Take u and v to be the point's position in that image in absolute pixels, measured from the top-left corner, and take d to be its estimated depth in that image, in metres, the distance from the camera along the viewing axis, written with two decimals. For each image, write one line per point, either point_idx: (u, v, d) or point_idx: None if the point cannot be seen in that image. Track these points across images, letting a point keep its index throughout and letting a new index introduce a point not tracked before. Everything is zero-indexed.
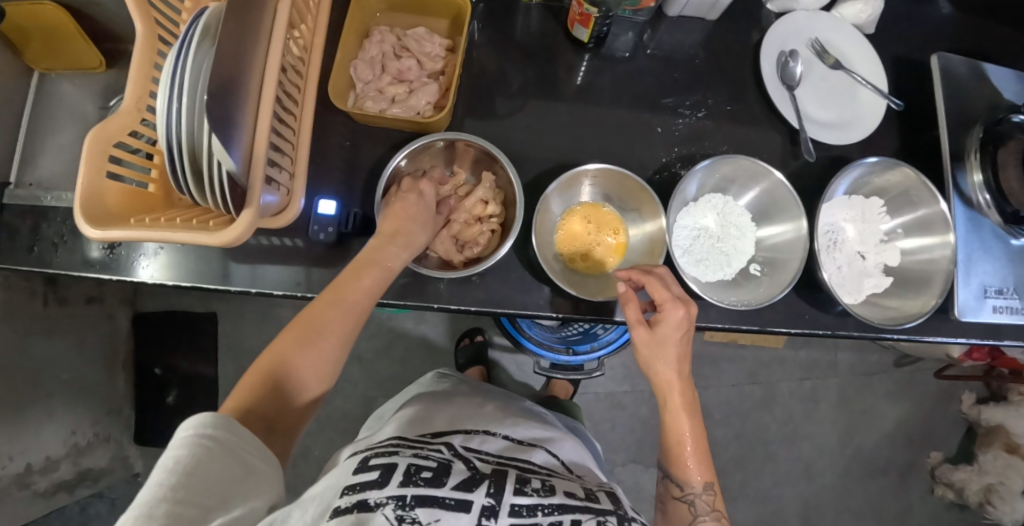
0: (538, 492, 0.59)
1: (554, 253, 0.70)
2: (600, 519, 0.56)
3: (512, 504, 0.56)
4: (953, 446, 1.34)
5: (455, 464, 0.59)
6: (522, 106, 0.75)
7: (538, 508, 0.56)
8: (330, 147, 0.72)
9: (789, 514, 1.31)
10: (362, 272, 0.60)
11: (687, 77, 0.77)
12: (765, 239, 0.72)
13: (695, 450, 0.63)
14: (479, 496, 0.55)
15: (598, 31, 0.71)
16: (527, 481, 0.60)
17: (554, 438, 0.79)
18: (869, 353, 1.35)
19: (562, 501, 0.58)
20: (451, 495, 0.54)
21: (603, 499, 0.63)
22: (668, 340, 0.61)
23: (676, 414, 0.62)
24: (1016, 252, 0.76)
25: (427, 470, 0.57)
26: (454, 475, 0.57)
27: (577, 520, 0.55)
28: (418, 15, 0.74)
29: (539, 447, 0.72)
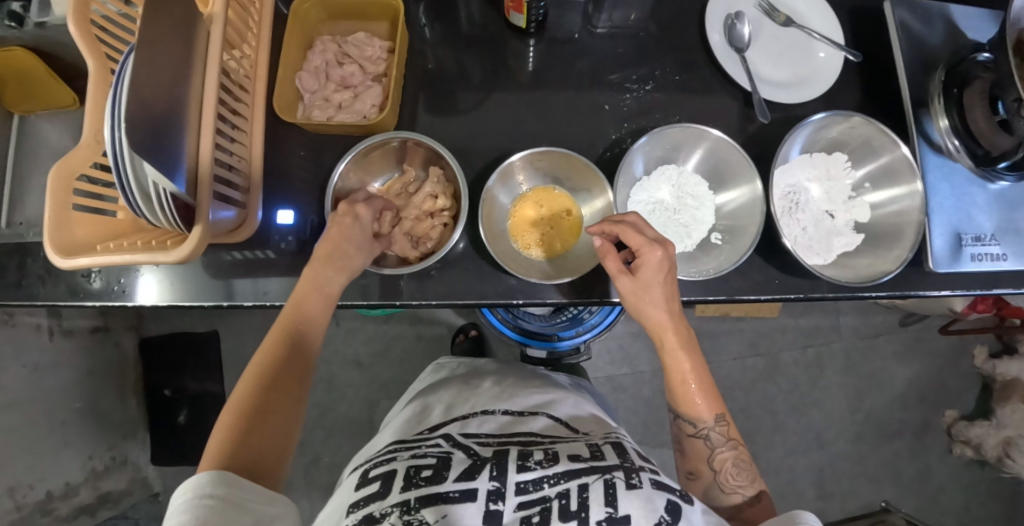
0: (541, 463, 0.59)
1: (510, 241, 0.71)
2: (608, 477, 0.57)
3: (518, 481, 0.57)
4: (968, 402, 1.31)
5: (454, 455, 0.61)
6: (471, 98, 0.76)
7: (544, 479, 0.57)
8: (286, 158, 0.74)
9: (804, 484, 1.30)
10: (304, 301, 0.61)
11: (633, 51, 0.76)
12: (723, 206, 0.71)
13: (700, 386, 0.64)
14: (484, 481, 0.57)
15: (534, 15, 0.71)
16: (529, 455, 0.61)
17: (557, 399, 0.79)
18: (872, 315, 1.32)
19: (566, 467, 0.59)
20: (454, 487, 0.56)
21: (609, 453, 0.63)
22: (653, 283, 0.61)
23: (673, 355, 0.63)
24: (994, 196, 0.74)
25: (426, 468, 0.59)
26: (454, 467, 0.59)
27: (584, 484, 0.56)
28: (359, 20, 0.75)
29: (541, 414, 0.73)
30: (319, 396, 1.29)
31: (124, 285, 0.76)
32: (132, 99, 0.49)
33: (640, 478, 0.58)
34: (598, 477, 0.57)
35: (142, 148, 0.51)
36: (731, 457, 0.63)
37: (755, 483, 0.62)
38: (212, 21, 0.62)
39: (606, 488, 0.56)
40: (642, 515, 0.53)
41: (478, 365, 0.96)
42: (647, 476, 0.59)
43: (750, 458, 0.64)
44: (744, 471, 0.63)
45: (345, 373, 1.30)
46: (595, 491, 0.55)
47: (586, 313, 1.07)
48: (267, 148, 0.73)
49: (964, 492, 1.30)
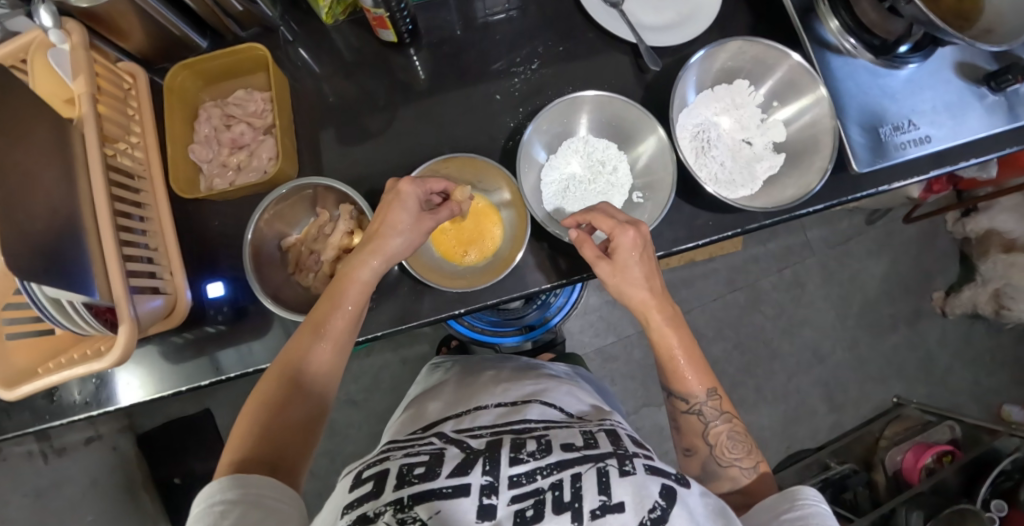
0: (534, 454, 0.51)
1: (451, 262, 0.70)
2: (601, 465, 0.49)
3: (509, 475, 0.48)
4: (951, 277, 1.32)
5: (447, 451, 0.53)
6: (368, 124, 0.75)
7: (537, 471, 0.49)
8: (202, 231, 0.73)
9: (814, 400, 1.31)
10: (316, 335, 0.58)
11: (512, 35, 0.76)
12: (631, 162, 0.71)
13: (689, 361, 0.62)
14: (476, 476, 0.48)
15: (403, 26, 0.71)
16: (521, 445, 0.52)
17: (554, 391, 0.71)
18: (838, 221, 1.33)
19: (559, 457, 0.50)
20: (448, 483, 0.47)
21: (602, 441, 0.55)
22: (630, 263, 0.59)
23: (661, 332, 0.61)
24: (905, 82, 0.73)
25: (419, 465, 0.51)
26: (448, 462, 0.51)
27: (577, 474, 0.48)
28: (233, 77, 0.75)
29: (535, 402, 0.65)
30: (325, 443, 1.28)
31: (82, 396, 0.74)
32: (13, 230, 0.50)
33: (634, 465, 0.49)
34: (589, 465, 0.49)
35: (36, 273, 0.51)
36: (725, 430, 0.61)
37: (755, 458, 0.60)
38: (83, 124, 0.62)
39: (598, 477, 0.47)
40: (636, 500, 0.45)
41: (470, 363, 0.87)
42: (640, 461, 0.50)
43: (747, 430, 0.61)
44: (740, 443, 0.60)
45: (344, 416, 1.29)
46: (588, 480, 0.47)
47: (552, 296, 1.08)
48: (180, 226, 0.73)
49: (970, 365, 1.31)
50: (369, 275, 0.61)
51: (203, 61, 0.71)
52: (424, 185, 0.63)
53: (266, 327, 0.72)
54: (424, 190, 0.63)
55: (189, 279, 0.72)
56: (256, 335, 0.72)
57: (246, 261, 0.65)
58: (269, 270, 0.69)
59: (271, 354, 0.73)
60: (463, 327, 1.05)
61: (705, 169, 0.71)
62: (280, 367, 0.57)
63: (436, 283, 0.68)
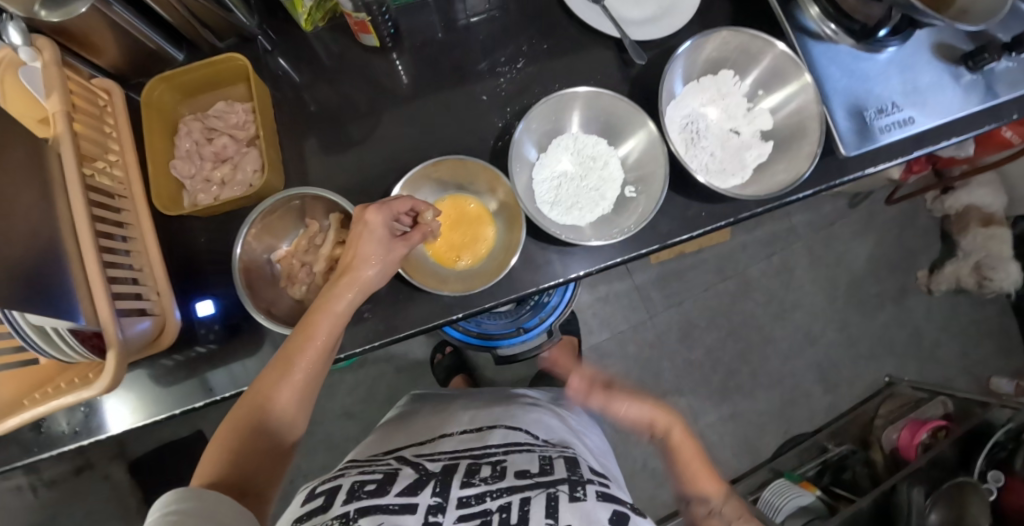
0: (485, 480, 0.58)
1: (445, 268, 0.69)
2: (550, 490, 0.55)
3: (459, 497, 0.56)
4: (933, 254, 1.34)
5: (402, 471, 0.60)
6: (354, 130, 0.74)
7: (485, 494, 0.56)
8: (189, 247, 0.71)
9: (808, 383, 1.32)
10: (289, 367, 0.57)
11: (494, 34, 0.75)
12: (622, 156, 0.70)
13: (698, 473, 0.66)
14: (425, 497, 0.55)
15: (384, 30, 0.70)
16: (474, 471, 0.60)
17: (523, 416, 0.74)
18: (822, 206, 1.34)
19: (510, 482, 0.57)
20: (395, 501, 0.54)
21: (558, 465, 0.61)
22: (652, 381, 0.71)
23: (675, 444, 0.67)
24: (886, 65, 0.74)
25: (369, 483, 0.57)
26: (399, 482, 0.57)
27: (526, 497, 0.54)
28: (213, 89, 0.73)
29: (500, 427, 0.70)
30: (323, 458, 1.26)
31: (71, 425, 0.71)
32: None
33: (585, 491, 0.56)
34: (539, 491, 0.55)
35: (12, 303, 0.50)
36: None
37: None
38: (59, 144, 0.60)
39: (547, 502, 0.54)
40: None
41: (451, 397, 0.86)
42: (593, 488, 0.57)
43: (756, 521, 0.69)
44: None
45: (341, 428, 1.27)
46: (535, 504, 0.53)
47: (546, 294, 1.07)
48: (166, 243, 0.71)
49: (957, 339, 1.34)
50: (344, 306, 0.59)
51: (181, 73, 0.69)
52: (391, 209, 0.60)
53: (259, 343, 0.71)
54: (392, 213, 0.61)
55: (177, 299, 0.70)
56: (250, 353, 0.71)
57: (235, 277, 0.63)
58: (261, 284, 0.68)
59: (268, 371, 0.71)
60: (457, 332, 1.05)
61: (696, 160, 0.72)
62: (254, 393, 0.56)
63: (432, 289, 0.66)
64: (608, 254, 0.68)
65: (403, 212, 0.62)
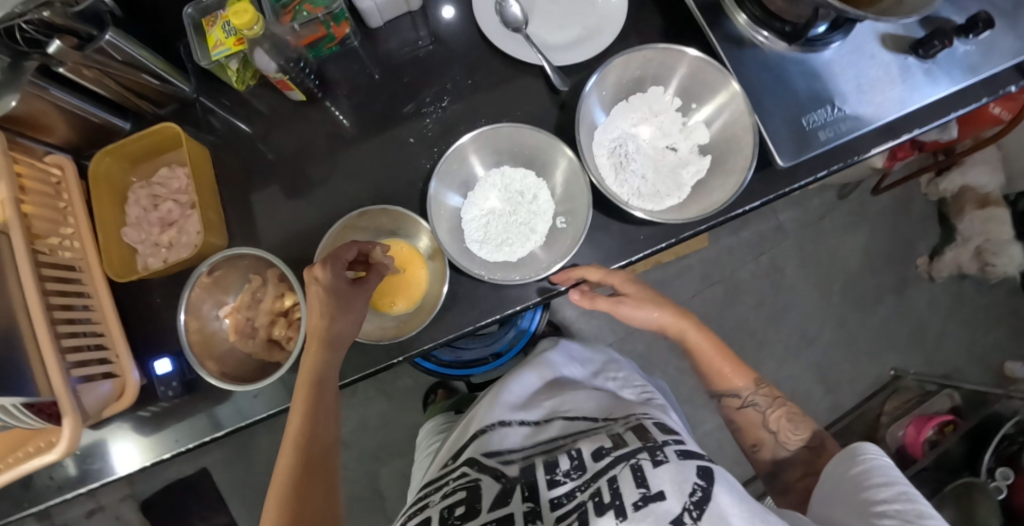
0: (569, 475, 0.62)
1: (383, 314, 0.70)
2: (634, 462, 0.58)
3: (550, 499, 0.59)
4: (933, 240, 1.28)
5: (484, 482, 0.63)
6: (294, 182, 0.76)
7: (575, 490, 0.59)
8: (143, 309, 0.75)
9: (807, 385, 1.28)
10: (307, 426, 0.57)
11: (420, 74, 0.76)
12: (552, 186, 0.71)
13: (725, 362, 0.74)
14: (518, 504, 0.59)
15: (308, 83, 0.73)
16: (555, 468, 0.63)
17: (575, 396, 0.77)
18: (809, 200, 1.30)
19: (593, 470, 0.60)
20: (488, 517, 0.58)
21: (630, 437, 0.64)
22: (644, 296, 0.72)
23: (694, 342, 0.74)
24: (823, 65, 0.71)
25: (458, 505, 0.60)
26: (485, 497, 0.61)
27: (613, 476, 0.57)
28: (157, 156, 0.76)
29: (557, 418, 0.73)
30: None
31: (56, 480, 0.74)
32: None
33: (665, 453, 0.59)
34: (621, 465, 0.58)
35: None
36: (782, 413, 0.72)
37: (820, 445, 0.70)
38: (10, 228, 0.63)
39: (634, 473, 0.56)
40: (675, 486, 0.53)
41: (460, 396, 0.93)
42: (671, 449, 0.60)
43: (800, 411, 0.73)
44: (801, 422, 0.71)
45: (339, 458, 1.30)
46: (624, 477, 0.56)
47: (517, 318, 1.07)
48: (123, 307, 0.74)
49: (966, 327, 1.27)
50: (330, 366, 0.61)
51: (123, 145, 0.73)
52: (338, 259, 0.61)
53: (215, 396, 0.73)
54: (341, 263, 0.61)
55: (135, 360, 0.73)
56: (210, 405, 0.73)
57: (182, 340, 0.66)
58: (211, 341, 0.71)
59: (228, 421, 0.74)
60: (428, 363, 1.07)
61: (626, 184, 0.70)
62: (288, 466, 0.55)
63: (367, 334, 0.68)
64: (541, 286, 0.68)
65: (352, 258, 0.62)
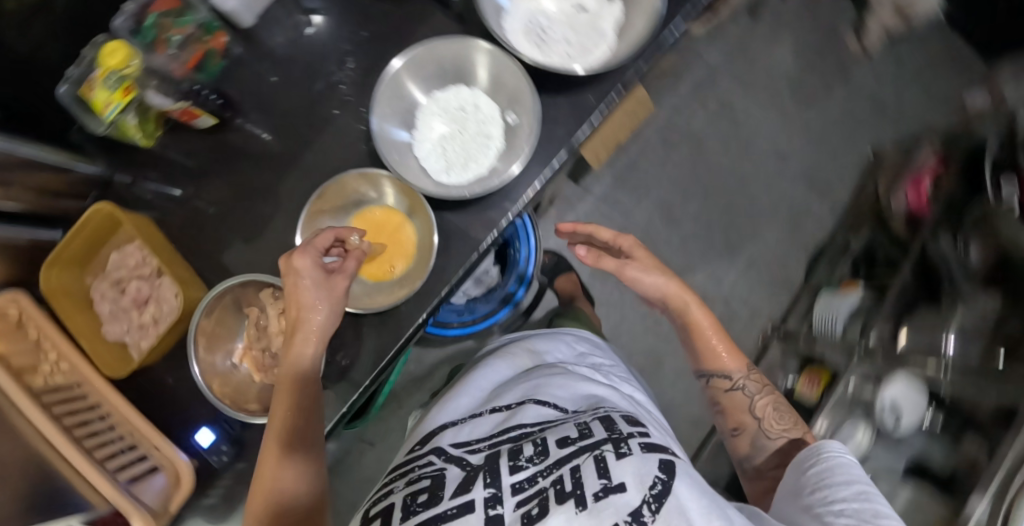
0: (532, 459, 0.57)
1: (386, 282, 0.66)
2: (597, 453, 0.55)
3: (512, 483, 0.55)
4: (850, 18, 1.31)
5: (449, 472, 0.59)
6: (248, 208, 0.74)
7: (536, 475, 0.55)
8: (158, 396, 0.71)
9: (803, 198, 1.29)
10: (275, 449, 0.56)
11: (315, 50, 0.73)
12: (489, 90, 0.69)
13: (722, 342, 0.72)
14: (479, 491, 0.54)
15: (212, 103, 0.69)
16: (519, 452, 0.59)
17: (551, 383, 0.73)
18: (726, 32, 1.30)
19: (556, 456, 0.56)
20: (451, 503, 0.53)
21: (596, 427, 0.61)
22: (645, 263, 0.73)
23: (698, 312, 0.71)
24: None
25: (422, 493, 0.56)
26: (449, 484, 0.56)
27: (574, 466, 0.54)
28: (102, 247, 0.72)
29: (529, 403, 0.69)
30: None
31: None
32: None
33: (629, 445, 0.56)
34: (585, 455, 0.55)
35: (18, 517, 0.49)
36: (770, 403, 0.70)
37: (798, 432, 0.68)
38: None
39: (596, 464, 0.53)
40: (635, 481, 0.51)
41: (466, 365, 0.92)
42: (636, 441, 0.57)
43: (786, 402, 0.71)
44: (786, 415, 0.70)
45: None
46: (586, 469, 0.53)
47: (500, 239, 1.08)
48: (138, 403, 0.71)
49: (914, 82, 1.31)
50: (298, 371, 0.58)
51: (62, 248, 0.68)
52: (313, 248, 0.58)
53: None
54: (318, 251, 0.58)
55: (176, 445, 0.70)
56: None
57: (207, 395, 0.63)
58: (237, 387, 0.68)
59: None
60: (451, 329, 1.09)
61: (555, 55, 0.68)
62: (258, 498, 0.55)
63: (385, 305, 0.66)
64: (522, 185, 0.67)
65: (328, 246, 0.60)
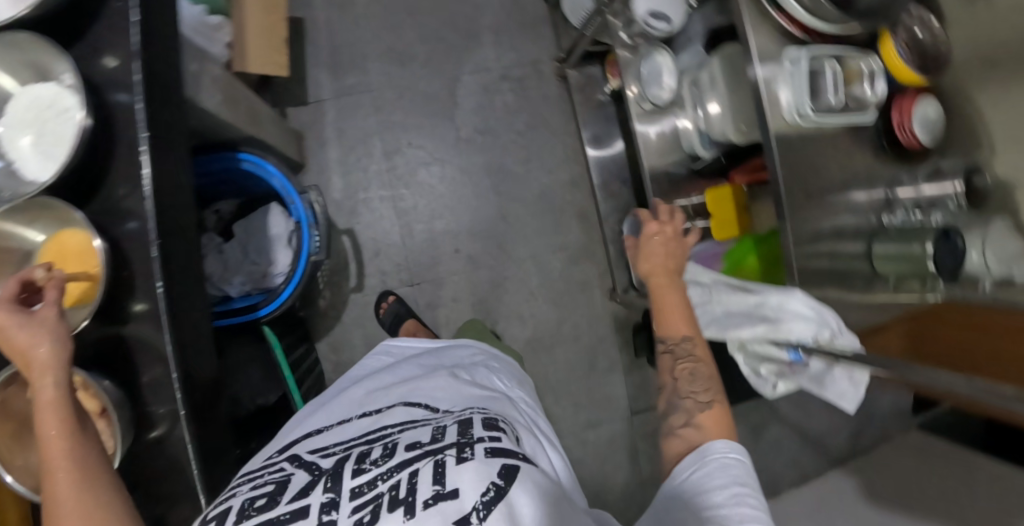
0: (377, 461, 0.47)
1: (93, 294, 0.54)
2: (438, 456, 0.45)
3: (351, 487, 0.44)
4: None
5: (295, 478, 0.48)
6: None
7: (378, 478, 0.45)
8: None
9: None
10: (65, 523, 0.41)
11: None
12: (19, 77, 0.59)
13: (682, 312, 0.69)
14: (317, 495, 0.44)
15: None
16: (366, 455, 0.49)
17: (423, 384, 0.64)
18: None
19: (401, 457, 0.47)
20: (286, 508, 0.43)
21: (450, 429, 0.51)
22: (661, 248, 0.78)
23: (660, 294, 0.72)
24: None
25: (261, 497, 0.45)
26: (290, 489, 0.46)
27: (413, 470, 0.44)
28: None
29: (399, 405, 0.59)
30: None
31: None
32: None
33: (474, 449, 0.46)
34: (426, 459, 0.45)
35: None
36: (690, 366, 0.63)
37: (715, 394, 0.60)
38: None
39: (434, 469, 0.44)
40: (473, 481, 0.42)
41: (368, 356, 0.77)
42: (483, 442, 0.47)
43: (711, 369, 0.63)
44: (701, 378, 0.62)
45: None
46: (423, 473, 0.44)
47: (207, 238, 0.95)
48: None
49: None
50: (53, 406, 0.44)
51: None
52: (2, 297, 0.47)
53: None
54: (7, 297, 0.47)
55: None
56: None
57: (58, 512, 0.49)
58: None
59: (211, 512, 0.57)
60: (283, 291, 0.88)
61: None
62: None
63: (127, 313, 0.56)
64: (109, 93, 0.56)
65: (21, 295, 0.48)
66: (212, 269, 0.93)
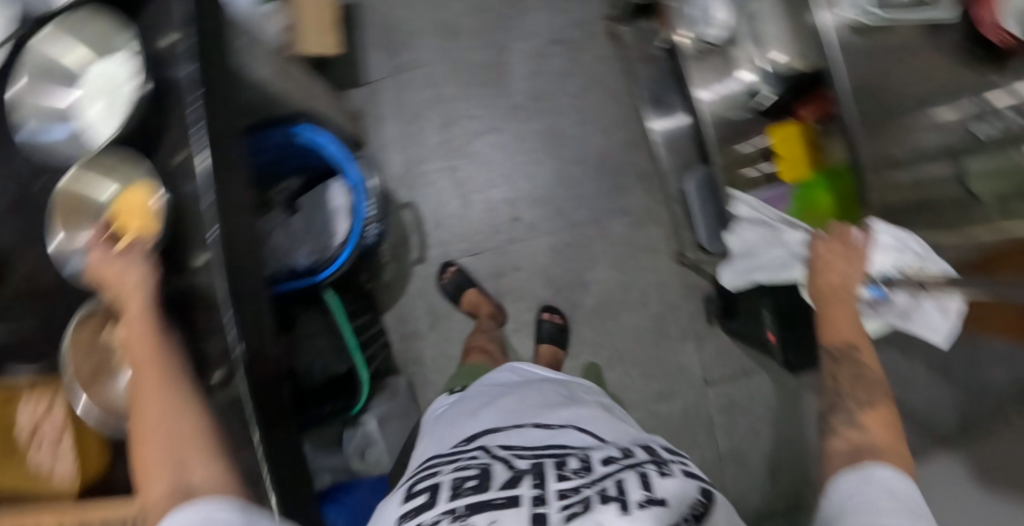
0: (579, 471, 0.45)
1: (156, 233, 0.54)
2: (639, 468, 0.44)
3: (559, 488, 0.43)
4: None
5: (495, 466, 0.47)
6: None
7: (584, 484, 0.43)
8: None
9: None
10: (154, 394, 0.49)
11: None
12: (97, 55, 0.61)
13: (862, 343, 0.64)
14: (525, 489, 0.43)
15: None
16: (564, 461, 0.47)
17: (587, 412, 0.59)
18: None
19: (602, 468, 0.45)
20: (500, 492, 0.43)
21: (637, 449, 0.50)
22: (836, 267, 0.72)
23: (832, 314, 0.68)
24: None
25: (469, 478, 0.46)
26: (497, 476, 0.45)
27: (619, 479, 0.43)
28: None
29: (574, 428, 0.55)
30: None
31: None
32: None
33: (671, 469, 0.46)
34: (629, 472, 0.44)
35: None
36: (852, 375, 0.61)
37: (879, 402, 0.57)
38: None
39: (641, 477, 0.43)
40: (681, 500, 0.41)
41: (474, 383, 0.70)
42: (677, 465, 0.47)
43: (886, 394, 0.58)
44: (871, 383, 0.59)
45: None
46: (630, 481, 0.42)
47: (273, 215, 0.99)
48: None
49: None
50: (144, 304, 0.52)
51: None
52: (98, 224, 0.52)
53: None
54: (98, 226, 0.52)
55: None
56: None
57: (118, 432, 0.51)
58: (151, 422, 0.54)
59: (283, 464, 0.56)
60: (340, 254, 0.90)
61: None
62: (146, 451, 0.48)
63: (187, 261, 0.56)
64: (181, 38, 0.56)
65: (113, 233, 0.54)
66: (281, 243, 0.98)
